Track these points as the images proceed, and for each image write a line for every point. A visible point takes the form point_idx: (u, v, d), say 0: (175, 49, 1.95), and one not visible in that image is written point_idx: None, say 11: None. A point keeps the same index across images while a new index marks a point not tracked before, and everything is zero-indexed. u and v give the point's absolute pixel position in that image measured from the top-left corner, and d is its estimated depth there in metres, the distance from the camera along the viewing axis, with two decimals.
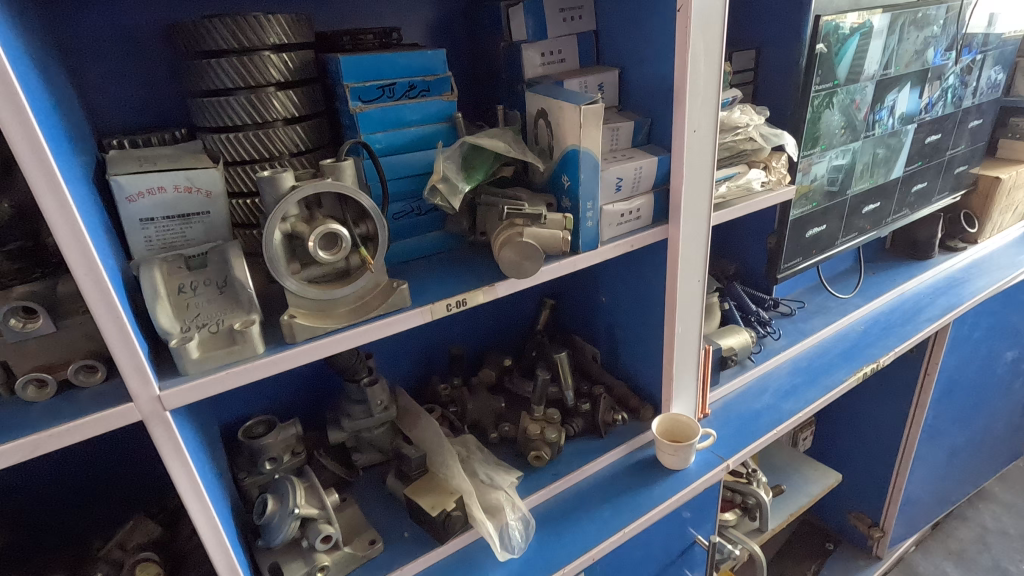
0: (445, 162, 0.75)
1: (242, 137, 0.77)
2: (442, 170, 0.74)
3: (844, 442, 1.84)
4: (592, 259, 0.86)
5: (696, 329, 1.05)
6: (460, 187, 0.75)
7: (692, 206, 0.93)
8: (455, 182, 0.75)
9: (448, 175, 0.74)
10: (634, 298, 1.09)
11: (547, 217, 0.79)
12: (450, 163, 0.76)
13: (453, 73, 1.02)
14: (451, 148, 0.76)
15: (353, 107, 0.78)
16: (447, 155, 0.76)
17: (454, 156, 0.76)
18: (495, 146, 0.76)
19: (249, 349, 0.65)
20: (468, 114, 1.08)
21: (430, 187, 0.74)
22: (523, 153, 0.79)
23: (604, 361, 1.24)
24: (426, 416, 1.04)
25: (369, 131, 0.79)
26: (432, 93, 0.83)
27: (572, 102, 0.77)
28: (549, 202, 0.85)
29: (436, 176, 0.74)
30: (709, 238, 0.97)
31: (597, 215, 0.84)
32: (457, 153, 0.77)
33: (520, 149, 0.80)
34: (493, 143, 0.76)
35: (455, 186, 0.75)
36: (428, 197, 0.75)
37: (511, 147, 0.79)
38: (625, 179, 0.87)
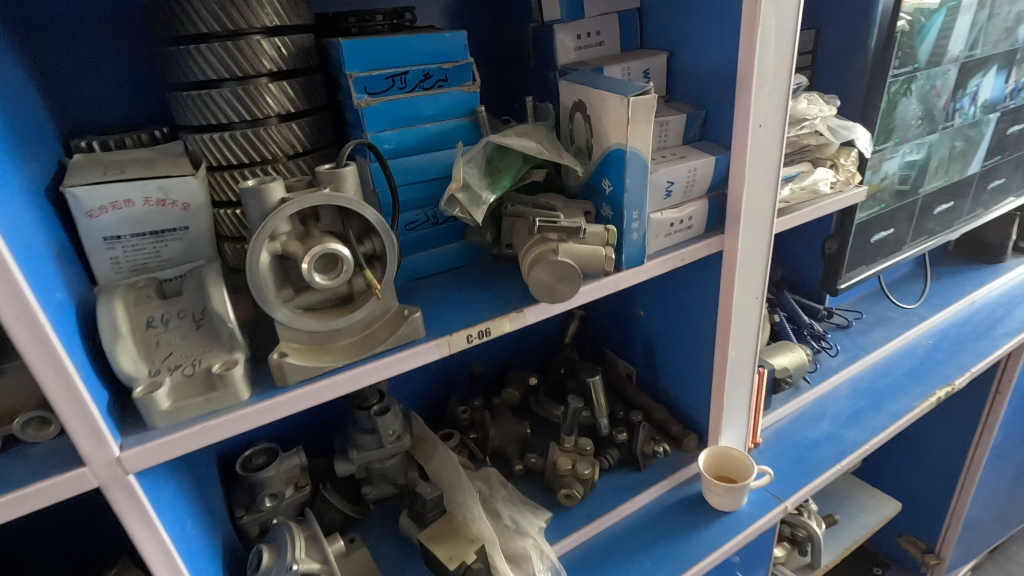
0: (466, 167, 0.63)
1: (228, 137, 0.66)
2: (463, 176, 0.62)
3: (896, 461, 1.69)
4: (636, 276, 0.74)
5: (751, 352, 0.92)
6: (483, 196, 0.62)
7: (753, 214, 0.79)
8: (479, 191, 0.63)
9: (469, 182, 0.62)
10: (678, 315, 0.96)
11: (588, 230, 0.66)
12: (472, 168, 0.63)
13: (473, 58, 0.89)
14: (473, 148, 0.64)
15: (358, 102, 0.66)
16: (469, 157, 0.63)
17: (476, 158, 0.64)
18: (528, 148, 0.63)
19: (231, 396, 0.54)
20: (492, 107, 0.95)
21: (447, 197, 0.62)
22: (559, 156, 0.66)
23: (639, 379, 1.13)
24: (443, 446, 0.93)
25: (377, 130, 0.67)
26: (451, 84, 0.71)
27: (618, 92, 0.64)
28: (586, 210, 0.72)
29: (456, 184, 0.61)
30: (770, 250, 0.84)
31: (643, 225, 0.72)
32: (481, 155, 0.64)
33: (556, 149, 0.67)
34: (526, 145, 0.64)
35: (478, 195, 0.62)
36: (443, 206, 0.63)
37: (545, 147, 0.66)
38: (676, 183, 0.74)
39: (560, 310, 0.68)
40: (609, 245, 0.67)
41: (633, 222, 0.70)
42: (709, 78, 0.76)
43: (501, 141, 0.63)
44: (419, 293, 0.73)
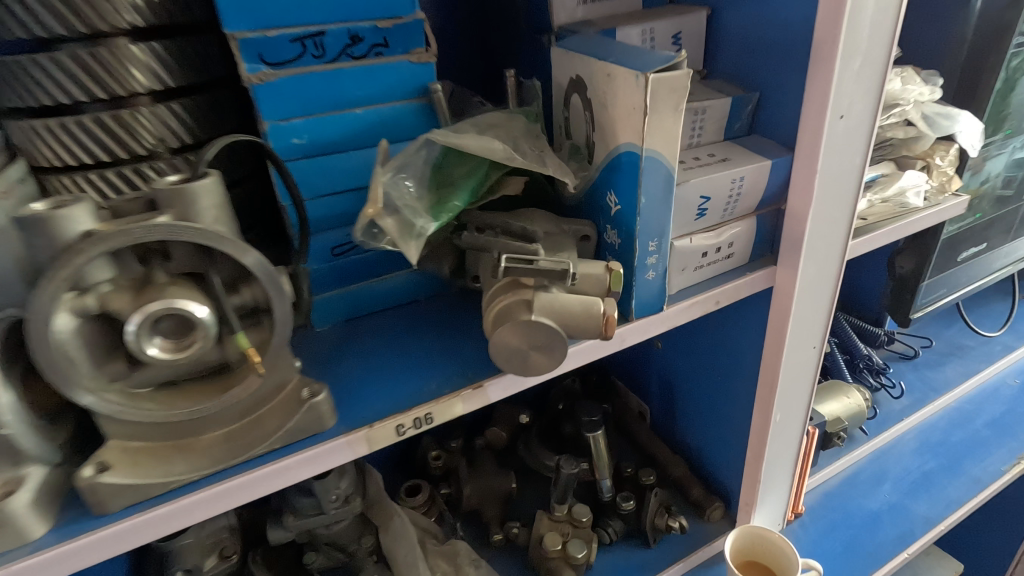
0: (386, 182, 0.41)
1: (67, 127, 0.45)
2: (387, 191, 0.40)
3: None
4: (650, 328, 0.53)
5: (802, 416, 0.70)
6: (418, 222, 0.41)
7: (820, 241, 0.57)
8: (413, 215, 0.41)
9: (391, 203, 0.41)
10: (707, 357, 0.75)
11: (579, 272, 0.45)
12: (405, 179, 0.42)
13: (432, 14, 0.66)
14: (408, 150, 0.42)
15: (249, 76, 0.45)
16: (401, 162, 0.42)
17: (413, 165, 0.43)
18: (492, 153, 0.42)
19: (10, 538, 0.35)
20: (461, 80, 0.72)
21: (362, 223, 0.40)
22: (542, 163, 0.44)
23: (654, 421, 0.92)
24: (402, 516, 0.74)
25: (279, 117, 0.47)
26: (393, 50, 0.49)
27: (632, 66, 0.42)
28: (581, 234, 0.51)
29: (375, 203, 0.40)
30: (839, 287, 0.61)
31: (663, 260, 0.50)
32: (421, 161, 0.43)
33: (537, 152, 0.46)
34: (489, 147, 0.42)
35: (410, 220, 0.41)
36: (358, 236, 0.42)
37: (521, 151, 0.44)
38: (714, 198, 0.52)
39: (538, 383, 0.48)
40: (611, 293, 0.46)
41: (649, 254, 0.49)
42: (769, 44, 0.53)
43: (451, 140, 0.42)
44: (347, 344, 0.53)
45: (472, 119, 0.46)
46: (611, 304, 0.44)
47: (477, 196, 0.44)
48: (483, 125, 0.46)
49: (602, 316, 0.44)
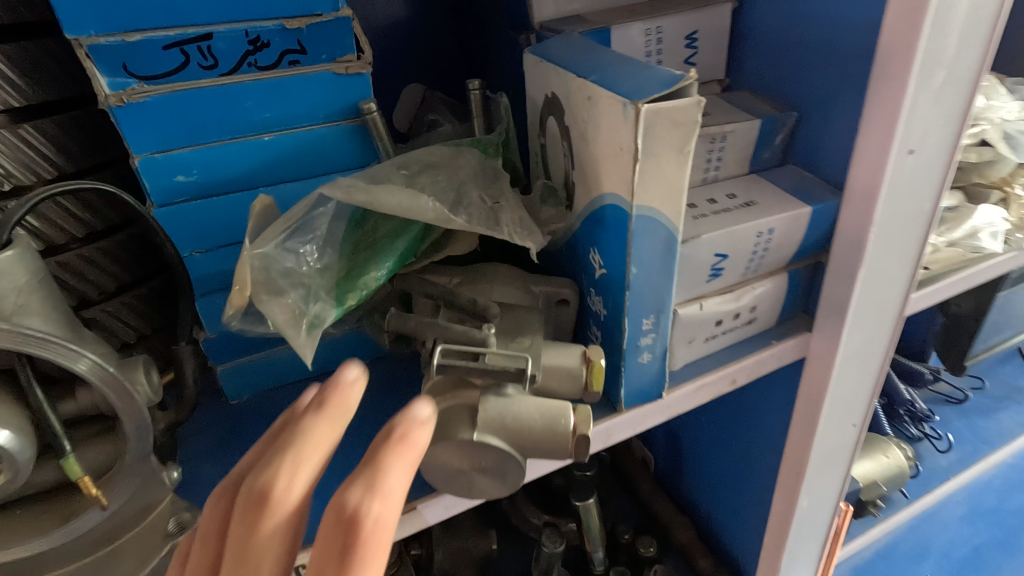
0: (272, 250, 0.30)
1: None
2: (263, 268, 0.30)
3: None
4: (646, 419, 0.42)
5: (834, 499, 0.58)
6: (314, 308, 0.30)
7: (871, 306, 0.44)
8: (308, 296, 0.30)
9: (276, 283, 0.30)
10: (722, 419, 0.63)
11: (542, 368, 0.34)
12: (295, 247, 0.31)
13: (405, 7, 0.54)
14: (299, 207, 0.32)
15: (108, 94, 0.34)
16: (291, 224, 0.32)
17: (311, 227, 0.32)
18: (419, 212, 0.31)
19: None
20: (449, 88, 0.60)
21: (233, 311, 0.30)
22: (495, 224, 0.34)
23: (658, 471, 0.81)
24: None
25: (157, 148, 0.36)
26: (313, 58, 0.38)
27: (618, 90, 0.29)
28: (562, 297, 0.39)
29: (244, 286, 0.30)
30: (890, 357, 0.49)
31: (664, 340, 0.38)
32: (322, 220, 0.32)
33: (491, 207, 0.35)
34: (416, 204, 0.31)
35: (301, 305, 0.30)
36: (235, 325, 0.32)
37: (466, 206, 0.34)
38: (733, 256, 0.40)
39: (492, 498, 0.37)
40: (588, 393, 0.35)
41: (643, 334, 0.37)
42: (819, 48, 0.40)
43: (360, 195, 0.31)
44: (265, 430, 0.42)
45: (400, 158, 0.36)
46: (584, 414, 0.33)
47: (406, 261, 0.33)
48: (415, 165, 0.36)
49: (569, 432, 0.32)
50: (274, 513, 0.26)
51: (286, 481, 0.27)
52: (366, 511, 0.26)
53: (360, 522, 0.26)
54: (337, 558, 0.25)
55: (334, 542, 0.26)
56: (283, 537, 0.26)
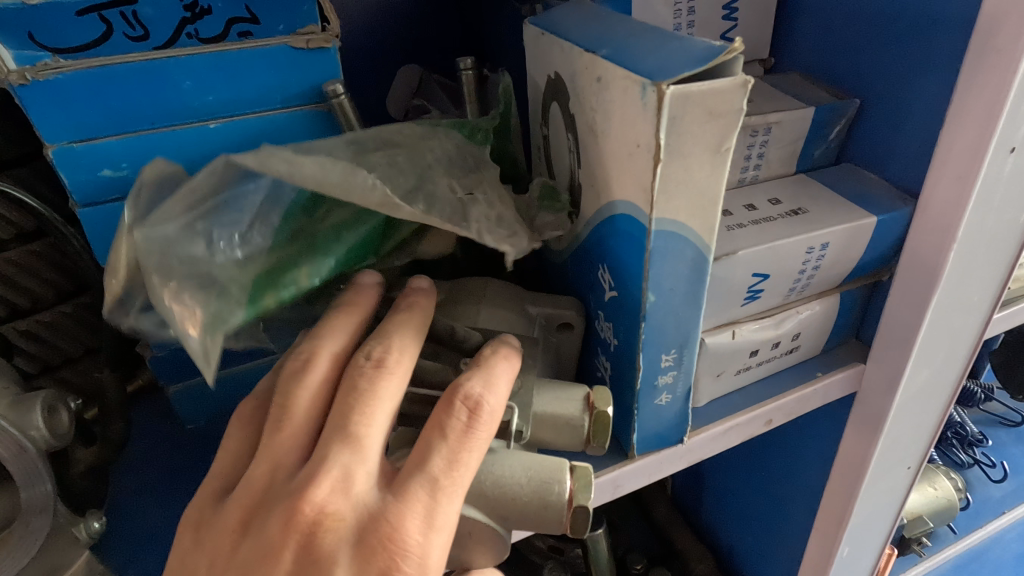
0: (164, 232, 0.25)
1: None
2: (156, 249, 0.25)
3: None
4: (662, 465, 0.35)
5: (880, 547, 0.50)
6: (214, 303, 0.25)
7: (943, 335, 0.36)
8: (212, 292, 0.25)
9: (170, 272, 0.25)
10: (750, 447, 0.56)
11: (530, 420, 0.27)
12: (206, 229, 0.26)
13: None
14: (212, 176, 0.26)
15: (12, 69, 0.28)
16: (202, 200, 0.26)
17: (229, 206, 0.26)
18: (361, 194, 0.25)
19: None
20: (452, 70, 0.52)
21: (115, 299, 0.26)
22: (461, 219, 0.27)
23: (676, 494, 0.74)
24: None
25: (77, 136, 0.30)
26: (268, 30, 0.31)
27: (637, 66, 0.22)
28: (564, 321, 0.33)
29: (122, 267, 0.25)
30: (958, 393, 0.41)
31: (687, 379, 0.31)
32: (249, 201, 0.26)
33: (461, 199, 0.28)
34: (356, 183, 0.25)
35: (198, 300, 0.25)
36: (132, 321, 0.28)
37: (427, 193, 0.28)
38: (775, 276, 0.32)
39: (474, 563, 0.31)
40: (591, 446, 0.28)
41: (661, 372, 0.30)
42: (897, 18, 0.32)
43: (282, 164, 0.25)
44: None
45: (355, 133, 0.29)
46: (584, 479, 0.26)
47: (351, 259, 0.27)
48: (371, 142, 0.29)
49: (565, 503, 0.25)
50: (389, 381, 0.24)
51: (398, 354, 0.25)
52: (485, 405, 0.24)
53: (483, 406, 0.24)
54: (447, 438, 0.24)
55: (447, 422, 0.24)
56: (394, 402, 0.24)
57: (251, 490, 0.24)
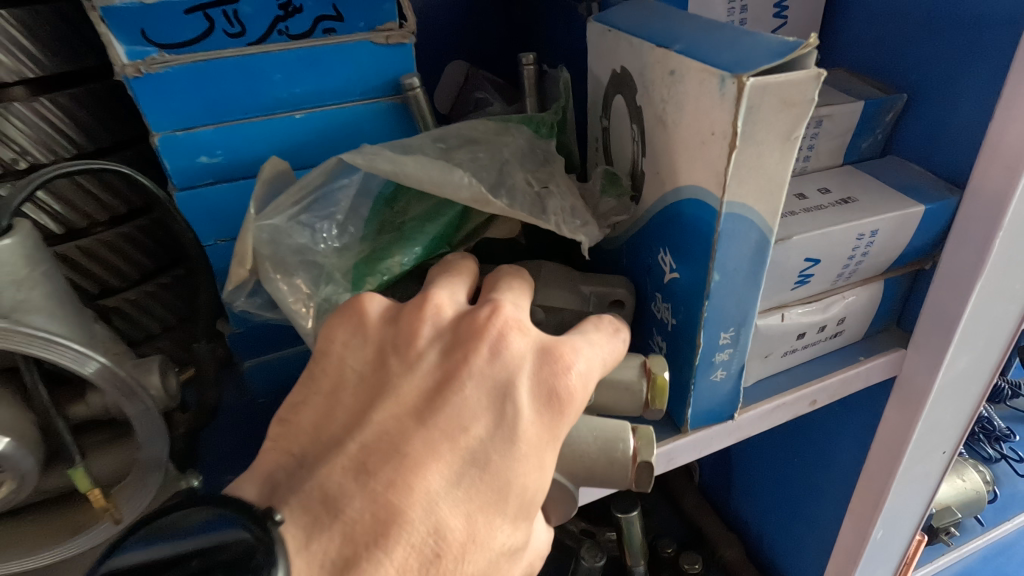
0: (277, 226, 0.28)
1: None
2: (271, 242, 0.28)
3: None
4: (714, 439, 0.36)
5: (912, 530, 0.52)
6: (324, 290, 0.28)
7: (984, 321, 0.38)
8: (317, 279, 0.28)
9: (286, 262, 0.28)
10: (783, 433, 0.57)
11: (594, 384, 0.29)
12: (310, 222, 0.29)
13: None
14: (318, 174, 0.29)
15: (125, 64, 0.30)
16: (305, 195, 0.29)
17: (328, 201, 0.29)
18: (454, 190, 0.27)
19: None
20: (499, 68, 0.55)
21: (234, 286, 0.29)
22: (541, 212, 0.29)
23: (705, 483, 0.76)
24: None
25: (179, 125, 0.32)
26: (350, 27, 0.33)
27: (712, 61, 0.24)
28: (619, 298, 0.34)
29: (246, 258, 0.27)
30: (997, 379, 0.42)
31: (740, 358, 0.33)
32: (343, 194, 0.29)
33: (538, 192, 0.31)
34: (450, 179, 0.27)
35: (309, 287, 0.28)
36: (241, 304, 0.30)
37: (508, 187, 0.30)
38: (826, 261, 0.34)
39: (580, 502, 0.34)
40: (650, 412, 0.30)
41: (719, 350, 0.32)
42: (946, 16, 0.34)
43: (384, 164, 0.27)
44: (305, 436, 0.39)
45: (440, 131, 0.32)
46: (646, 439, 0.28)
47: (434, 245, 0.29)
48: (454, 140, 0.32)
49: (629, 459, 0.27)
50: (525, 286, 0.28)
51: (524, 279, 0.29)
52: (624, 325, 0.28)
53: (622, 325, 0.28)
54: (598, 330, 0.27)
55: (597, 323, 0.27)
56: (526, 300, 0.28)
57: (443, 302, 0.26)
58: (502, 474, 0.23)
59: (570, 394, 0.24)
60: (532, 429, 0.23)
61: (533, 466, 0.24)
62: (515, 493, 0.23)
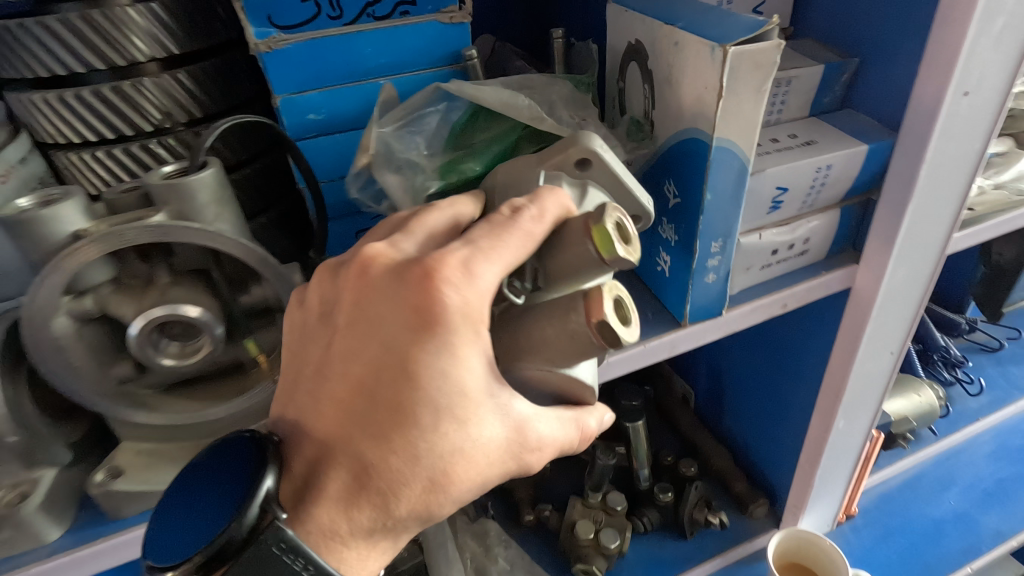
0: (386, 132, 0.40)
1: (87, 97, 0.41)
2: (383, 141, 0.40)
3: None
4: (706, 333, 0.47)
5: (868, 422, 0.63)
6: (417, 178, 0.39)
7: (916, 239, 0.48)
8: (414, 175, 0.39)
9: (389, 154, 0.40)
10: (764, 351, 0.68)
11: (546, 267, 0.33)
12: (408, 131, 0.41)
13: None
14: (417, 102, 0.41)
15: (258, 42, 0.39)
16: (405, 114, 0.41)
17: (421, 119, 0.41)
18: (517, 108, 0.38)
19: (29, 538, 0.35)
20: (525, 44, 0.64)
21: (355, 171, 0.41)
22: (582, 127, 0.40)
23: (699, 407, 0.87)
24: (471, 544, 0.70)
25: (294, 89, 0.42)
26: (421, 9, 0.43)
27: (705, 35, 0.34)
28: (580, 157, 0.35)
29: (367, 150, 0.40)
30: (932, 290, 0.53)
31: (727, 263, 0.43)
32: (430, 117, 0.41)
33: (579, 121, 0.41)
34: (515, 103, 0.38)
35: (407, 174, 0.39)
36: (355, 193, 0.42)
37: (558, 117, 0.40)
38: (793, 190, 0.44)
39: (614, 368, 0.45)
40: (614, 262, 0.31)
41: (711, 256, 0.42)
42: None
43: (469, 90, 0.39)
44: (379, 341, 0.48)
45: (506, 80, 0.43)
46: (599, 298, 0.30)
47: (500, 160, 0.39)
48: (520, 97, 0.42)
49: (585, 324, 0.30)
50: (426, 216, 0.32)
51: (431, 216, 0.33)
52: (524, 210, 0.31)
53: (516, 207, 0.31)
54: (488, 229, 0.30)
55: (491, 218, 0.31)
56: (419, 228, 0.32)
57: (379, 251, 0.31)
58: (402, 384, 0.29)
59: (445, 303, 0.28)
60: (415, 349, 0.28)
61: (436, 373, 0.29)
62: (423, 402, 0.29)
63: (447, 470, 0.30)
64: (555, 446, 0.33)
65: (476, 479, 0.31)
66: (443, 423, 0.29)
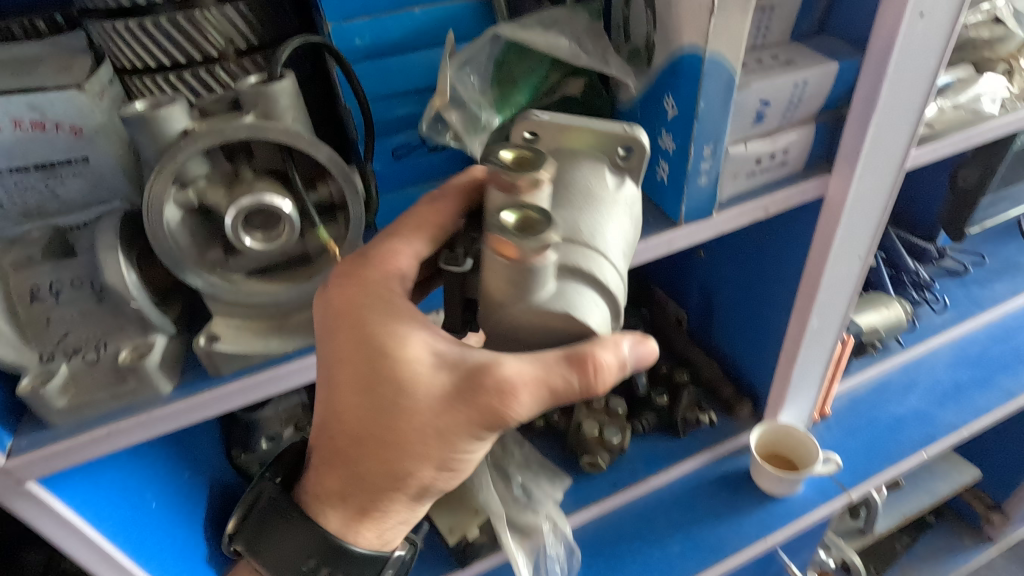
0: (455, 78, 0.47)
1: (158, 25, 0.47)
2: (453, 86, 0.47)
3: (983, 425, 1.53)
4: (699, 233, 0.55)
5: (839, 322, 0.72)
6: (483, 117, 0.48)
7: (878, 150, 0.56)
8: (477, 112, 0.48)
9: (460, 98, 0.47)
10: (749, 267, 0.76)
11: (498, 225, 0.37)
12: (468, 74, 0.48)
13: None
14: (475, 45, 0.47)
15: None
16: (465, 58, 0.47)
17: (477, 62, 0.48)
18: (561, 50, 0.47)
19: (147, 390, 0.42)
20: None
21: (431, 112, 0.47)
22: (604, 64, 0.49)
23: (692, 327, 0.95)
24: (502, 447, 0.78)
25: (343, 17, 0.48)
26: None
27: None
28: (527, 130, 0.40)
29: (442, 95, 0.46)
30: (895, 198, 0.61)
31: (717, 167, 0.51)
32: (483, 56, 0.48)
33: (600, 52, 0.49)
34: (554, 44, 0.47)
35: (476, 116, 0.48)
36: (428, 133, 0.48)
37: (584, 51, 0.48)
38: (774, 103, 0.51)
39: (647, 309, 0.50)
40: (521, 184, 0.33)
41: (703, 160, 0.50)
42: None
43: (519, 34, 0.47)
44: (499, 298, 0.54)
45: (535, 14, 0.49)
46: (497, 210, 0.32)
47: (538, 93, 0.50)
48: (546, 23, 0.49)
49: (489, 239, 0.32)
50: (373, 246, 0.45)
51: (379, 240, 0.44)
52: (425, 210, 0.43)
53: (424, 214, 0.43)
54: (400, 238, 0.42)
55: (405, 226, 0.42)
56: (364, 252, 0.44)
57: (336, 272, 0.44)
58: (350, 352, 0.40)
59: (364, 292, 0.40)
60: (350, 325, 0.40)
61: (368, 337, 0.39)
62: (366, 363, 0.39)
63: (401, 416, 0.38)
64: (528, 385, 0.34)
65: (434, 422, 0.38)
66: (386, 373, 0.38)
